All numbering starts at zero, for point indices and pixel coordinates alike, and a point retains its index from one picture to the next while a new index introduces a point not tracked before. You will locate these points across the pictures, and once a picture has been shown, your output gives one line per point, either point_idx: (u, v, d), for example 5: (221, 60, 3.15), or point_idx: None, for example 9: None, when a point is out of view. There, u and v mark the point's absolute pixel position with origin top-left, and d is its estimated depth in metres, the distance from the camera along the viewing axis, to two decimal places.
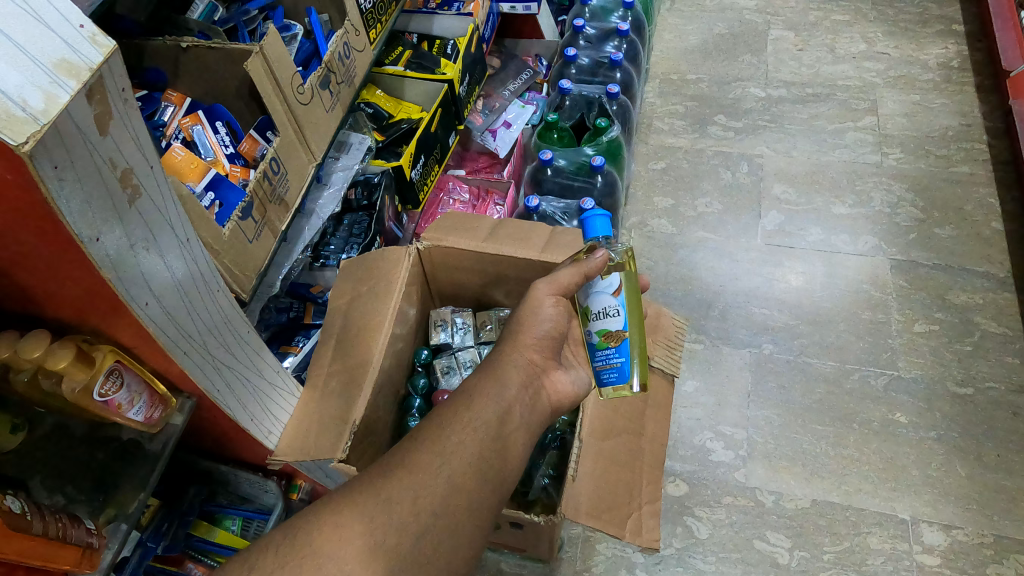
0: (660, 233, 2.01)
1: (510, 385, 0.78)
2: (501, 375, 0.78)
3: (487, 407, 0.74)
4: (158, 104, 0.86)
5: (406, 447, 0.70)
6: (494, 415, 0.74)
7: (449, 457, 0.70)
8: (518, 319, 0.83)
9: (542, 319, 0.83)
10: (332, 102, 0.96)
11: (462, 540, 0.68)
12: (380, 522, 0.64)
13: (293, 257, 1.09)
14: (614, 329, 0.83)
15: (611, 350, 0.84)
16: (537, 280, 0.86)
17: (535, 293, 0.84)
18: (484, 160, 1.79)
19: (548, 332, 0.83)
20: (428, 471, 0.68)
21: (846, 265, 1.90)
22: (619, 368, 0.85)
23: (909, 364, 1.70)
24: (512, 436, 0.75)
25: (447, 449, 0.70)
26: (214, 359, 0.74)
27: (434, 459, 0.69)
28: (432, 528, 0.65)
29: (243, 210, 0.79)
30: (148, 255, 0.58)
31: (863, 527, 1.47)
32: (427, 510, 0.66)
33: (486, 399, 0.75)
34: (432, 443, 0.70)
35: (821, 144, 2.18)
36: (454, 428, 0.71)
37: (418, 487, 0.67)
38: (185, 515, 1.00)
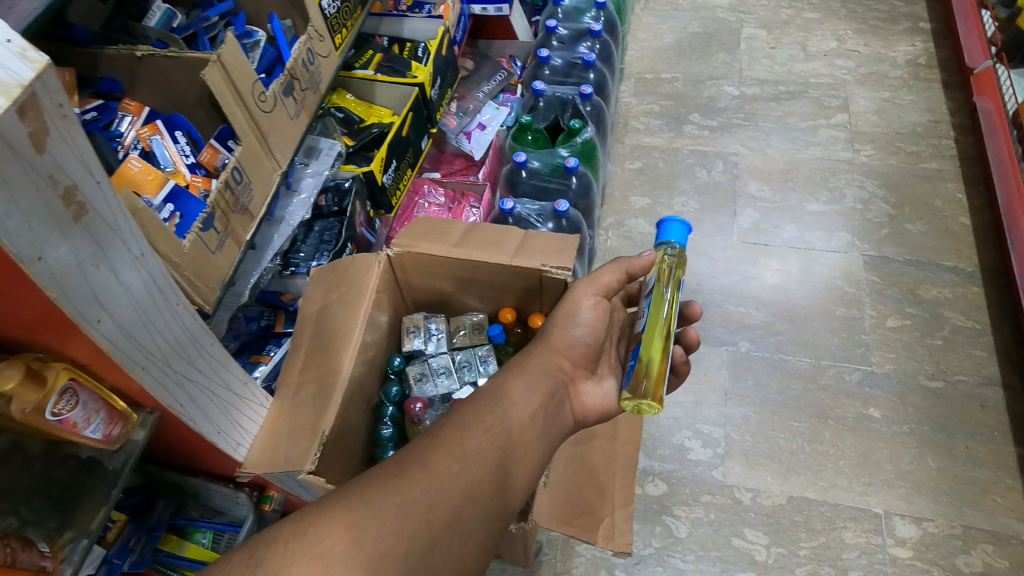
0: (637, 233, 2.02)
1: (538, 392, 0.81)
2: (532, 377, 0.82)
3: (511, 412, 0.76)
4: (115, 114, 0.86)
5: (423, 446, 0.69)
6: (517, 422, 0.76)
7: (468, 459, 0.69)
8: (554, 322, 0.88)
9: (578, 324, 0.88)
10: (296, 109, 0.95)
11: (473, 546, 0.65)
12: (388, 522, 0.61)
13: (262, 265, 1.07)
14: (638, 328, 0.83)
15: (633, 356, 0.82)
16: (579, 282, 0.92)
17: (576, 294, 0.90)
18: (459, 162, 1.78)
19: (580, 343, 0.88)
20: (442, 473, 0.66)
21: (820, 261, 1.92)
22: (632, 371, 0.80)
23: (882, 358, 1.72)
24: (531, 446, 0.76)
25: (468, 453, 0.70)
26: (177, 374, 0.73)
27: (453, 462, 0.68)
28: (445, 534, 0.63)
29: (204, 221, 0.78)
30: (100, 273, 0.57)
31: (839, 522, 1.49)
32: (442, 517, 0.63)
33: (512, 403, 0.77)
34: (449, 445, 0.70)
35: (794, 142, 2.20)
36: (477, 430, 0.72)
37: (433, 489, 0.64)
38: (154, 530, 0.97)
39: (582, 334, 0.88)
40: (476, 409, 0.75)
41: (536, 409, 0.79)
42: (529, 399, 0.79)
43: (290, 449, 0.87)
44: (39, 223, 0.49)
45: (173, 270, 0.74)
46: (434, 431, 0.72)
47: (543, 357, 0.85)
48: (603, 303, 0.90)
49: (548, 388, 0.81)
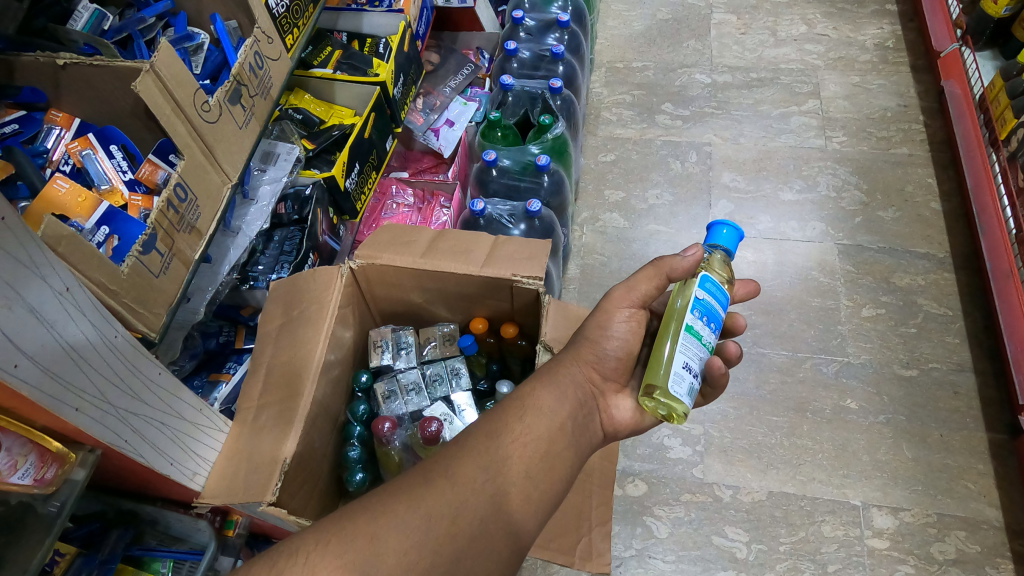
0: (612, 228, 1.99)
1: (567, 401, 0.77)
2: (561, 386, 0.78)
3: (540, 422, 0.73)
4: (41, 127, 0.82)
5: (451, 456, 0.69)
6: (546, 432, 0.73)
7: (493, 471, 0.68)
8: (588, 329, 0.82)
9: (611, 338, 0.81)
10: (245, 117, 0.89)
11: (496, 557, 0.66)
12: (411, 536, 0.62)
13: (218, 280, 1.01)
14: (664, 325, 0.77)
15: None
16: (617, 287, 0.83)
17: (613, 301, 0.82)
18: (428, 160, 1.73)
19: (614, 355, 0.81)
20: (467, 485, 0.66)
21: (795, 252, 1.91)
22: None
23: (858, 349, 1.72)
24: (561, 457, 0.73)
25: (493, 463, 0.69)
26: (119, 410, 0.67)
27: (478, 473, 0.68)
28: (467, 547, 0.64)
29: (144, 244, 0.72)
30: (5, 311, 0.51)
31: (817, 516, 1.49)
32: (465, 531, 0.64)
33: (538, 413, 0.74)
34: (476, 454, 0.69)
35: (766, 130, 2.18)
36: (505, 441, 0.70)
37: (457, 501, 0.65)
38: (106, 562, 0.89)
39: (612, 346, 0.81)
40: (503, 417, 0.73)
41: (564, 429, 0.74)
42: (558, 410, 0.75)
43: (249, 479, 0.81)
44: None
45: (110, 297, 0.68)
46: (462, 439, 0.71)
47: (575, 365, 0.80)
48: (638, 315, 0.82)
49: (577, 398, 0.78)
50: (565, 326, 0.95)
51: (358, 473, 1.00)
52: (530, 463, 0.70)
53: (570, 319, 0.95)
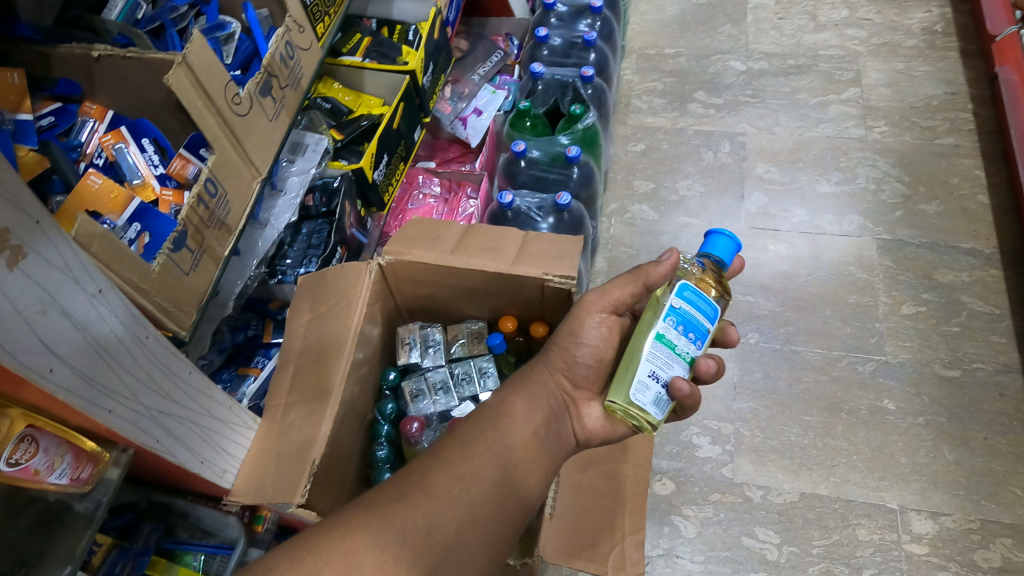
0: (641, 220, 1.94)
1: (539, 410, 0.76)
2: (533, 395, 0.77)
3: (512, 431, 0.73)
4: (75, 119, 0.81)
5: (424, 467, 0.68)
6: (519, 441, 0.72)
7: (467, 481, 0.67)
8: (561, 336, 0.80)
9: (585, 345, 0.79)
10: (275, 110, 0.88)
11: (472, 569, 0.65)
12: (387, 549, 0.60)
13: (247, 273, 1.00)
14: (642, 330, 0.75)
15: None
16: (589, 291, 0.81)
17: (586, 306, 0.80)
18: (455, 149, 1.71)
19: (591, 362, 0.79)
20: (445, 497, 0.65)
21: (831, 246, 1.85)
22: None
23: (897, 348, 1.66)
24: (533, 465, 0.73)
25: (469, 473, 0.68)
26: (152, 411, 0.67)
27: (454, 485, 0.66)
28: (445, 559, 0.62)
29: (175, 241, 0.71)
30: (43, 318, 0.51)
31: (852, 519, 1.45)
32: (441, 543, 0.63)
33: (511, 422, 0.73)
34: (451, 465, 0.68)
35: (803, 120, 2.11)
36: (477, 450, 0.70)
37: (434, 513, 0.64)
38: (140, 555, 0.91)
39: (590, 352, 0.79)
40: (475, 428, 0.72)
41: (536, 439, 0.74)
42: (529, 419, 0.75)
43: (280, 479, 0.81)
44: None
45: (143, 296, 0.67)
46: (436, 450, 0.70)
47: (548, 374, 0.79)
48: (610, 320, 0.79)
49: (550, 408, 0.77)
50: None
51: (386, 473, 0.99)
52: (505, 472, 0.70)
53: None
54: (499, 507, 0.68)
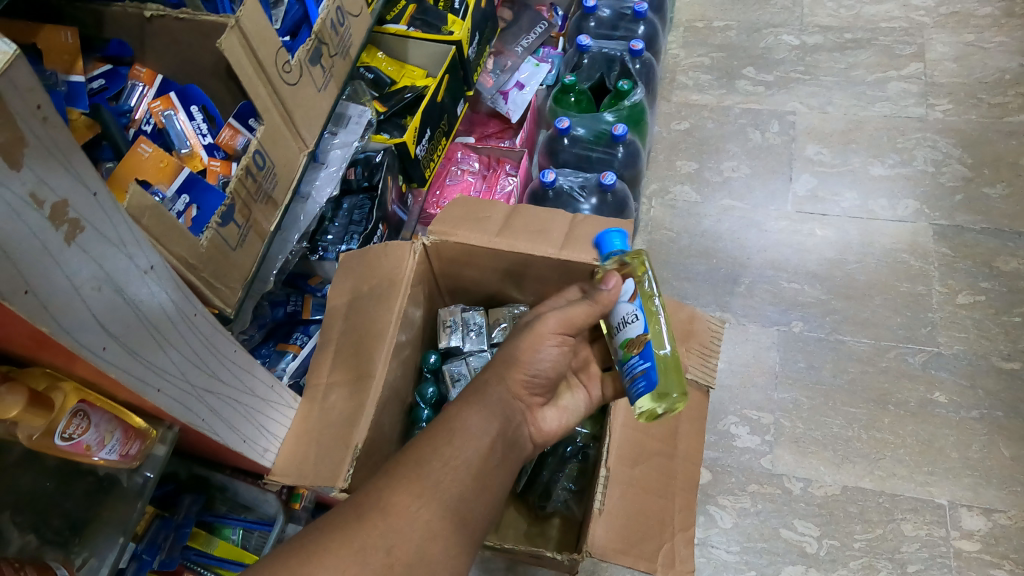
0: (682, 202, 1.88)
1: (497, 418, 0.71)
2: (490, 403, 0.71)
3: (469, 444, 0.67)
4: (126, 83, 0.79)
5: (383, 483, 0.63)
6: (478, 452, 0.67)
7: (425, 498, 0.63)
8: (516, 347, 0.74)
9: (542, 354, 0.74)
10: (324, 79, 0.85)
11: None
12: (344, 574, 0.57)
13: (289, 247, 0.97)
14: (636, 336, 0.71)
15: (634, 358, 0.71)
16: (546, 311, 0.75)
17: (541, 327, 0.74)
18: (494, 125, 1.67)
19: (546, 368, 0.74)
20: (403, 515, 0.61)
21: (883, 232, 1.77)
22: (645, 375, 0.70)
23: (951, 339, 1.59)
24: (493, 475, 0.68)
25: (424, 490, 0.63)
26: (197, 389, 0.66)
27: (412, 502, 0.62)
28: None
29: (223, 215, 0.69)
30: (98, 294, 0.49)
31: (897, 514, 1.41)
32: (403, 561, 0.59)
33: (467, 434, 0.68)
34: (406, 482, 0.63)
35: (859, 98, 2.01)
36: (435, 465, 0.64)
37: (392, 533, 0.60)
38: (181, 527, 0.91)
39: (542, 361, 0.73)
40: (429, 441, 0.66)
41: (493, 450, 0.68)
42: (487, 430, 0.69)
43: (323, 461, 0.80)
44: (20, 249, 0.42)
45: (189, 271, 0.65)
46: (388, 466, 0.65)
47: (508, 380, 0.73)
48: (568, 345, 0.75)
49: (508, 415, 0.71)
50: None
51: None
52: (465, 487, 0.65)
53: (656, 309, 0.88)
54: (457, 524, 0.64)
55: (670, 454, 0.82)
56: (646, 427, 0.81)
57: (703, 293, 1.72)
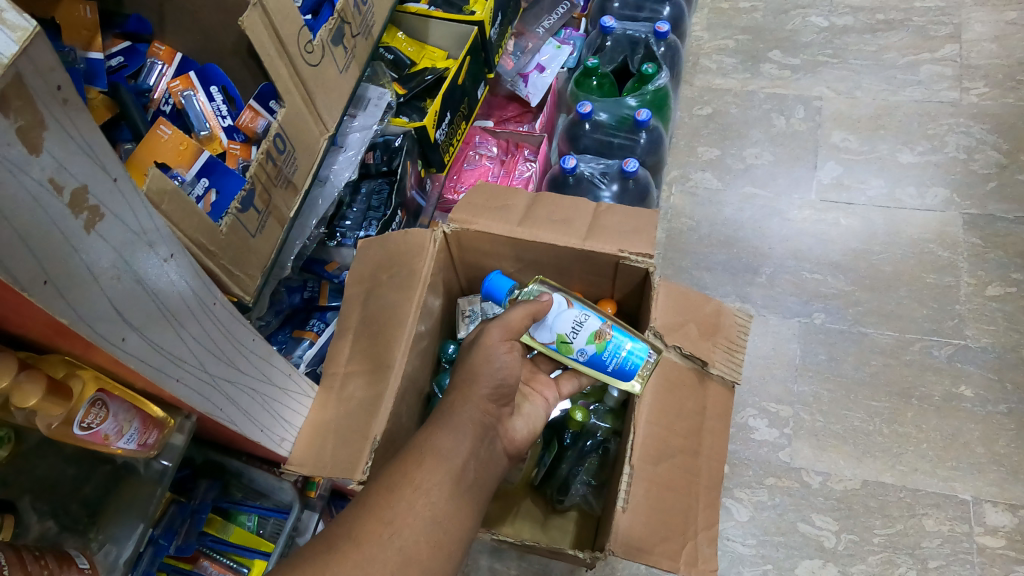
0: (703, 189, 1.84)
1: (467, 437, 0.69)
2: (456, 423, 0.70)
3: (439, 467, 0.66)
4: (144, 60, 0.78)
5: (351, 516, 0.62)
6: (449, 474, 0.66)
7: (397, 523, 0.62)
8: (470, 364, 0.73)
9: (497, 367, 0.73)
10: (346, 60, 0.82)
11: None
12: None
13: (306, 233, 0.96)
14: (598, 327, 0.77)
15: (609, 346, 0.77)
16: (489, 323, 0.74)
17: (488, 338, 0.74)
18: (513, 108, 1.63)
19: (503, 379, 0.74)
20: (376, 543, 0.60)
21: (911, 221, 1.73)
22: (629, 351, 0.78)
23: (978, 332, 1.56)
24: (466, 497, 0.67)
25: (396, 516, 0.62)
26: (215, 378, 0.65)
27: (383, 529, 0.61)
28: None
29: (243, 200, 0.67)
30: (118, 283, 0.47)
31: (919, 509, 1.38)
32: None
33: (436, 457, 0.67)
34: (376, 510, 0.62)
35: (889, 83, 1.95)
36: (405, 490, 0.64)
37: (366, 560, 0.59)
38: (197, 513, 0.91)
39: (499, 374, 0.73)
40: (397, 467, 0.66)
41: (465, 470, 0.67)
42: (456, 451, 0.68)
43: (342, 451, 0.79)
44: (39, 239, 0.40)
45: (209, 259, 0.64)
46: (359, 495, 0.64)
47: (472, 400, 0.71)
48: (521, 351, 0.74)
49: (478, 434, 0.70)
50: (674, 309, 0.85)
51: None
52: (438, 510, 0.64)
53: (684, 303, 0.85)
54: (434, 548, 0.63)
55: (695, 451, 0.80)
56: (671, 423, 0.79)
57: (723, 283, 1.68)
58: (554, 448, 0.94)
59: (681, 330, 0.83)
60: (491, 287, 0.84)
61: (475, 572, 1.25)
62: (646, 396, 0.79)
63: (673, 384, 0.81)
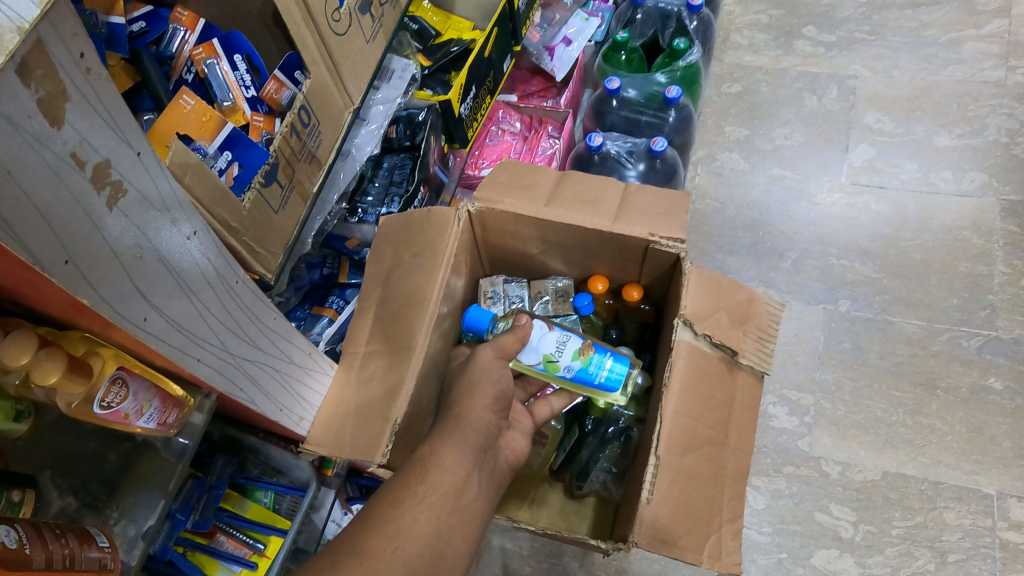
0: (729, 169, 1.79)
1: (471, 449, 0.70)
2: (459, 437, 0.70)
3: (442, 480, 0.66)
4: (167, 26, 0.74)
5: (354, 531, 0.62)
6: (452, 489, 0.66)
7: (401, 537, 0.62)
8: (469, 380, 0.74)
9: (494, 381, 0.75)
10: (372, 30, 0.80)
11: None
12: None
13: (326, 209, 0.93)
14: (580, 343, 0.82)
15: (592, 359, 0.81)
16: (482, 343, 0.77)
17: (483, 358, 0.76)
18: (537, 82, 1.58)
19: (501, 393, 0.75)
20: (379, 557, 0.60)
21: (945, 207, 1.67)
22: (612, 365, 0.82)
23: (1011, 323, 1.51)
24: (470, 512, 0.67)
25: (400, 530, 0.62)
26: (235, 358, 0.64)
27: (387, 544, 0.61)
28: None
29: (266, 175, 0.65)
30: (140, 262, 0.46)
31: (940, 501, 1.36)
32: None
33: (439, 471, 0.67)
34: (380, 524, 0.62)
35: (929, 61, 1.88)
36: (408, 506, 0.64)
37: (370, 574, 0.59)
38: (214, 488, 0.93)
39: (497, 388, 0.74)
40: (401, 481, 0.66)
41: (468, 485, 0.67)
42: (459, 464, 0.68)
43: (361, 433, 0.78)
44: (59, 216, 0.38)
45: (231, 236, 0.62)
46: (364, 510, 0.64)
47: (474, 412, 0.72)
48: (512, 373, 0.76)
49: (480, 447, 0.70)
50: (705, 296, 0.82)
51: None
52: (441, 524, 0.64)
53: (714, 291, 0.82)
54: (438, 562, 0.62)
55: (721, 443, 0.78)
56: (698, 414, 0.77)
57: (747, 267, 1.64)
58: (574, 435, 0.93)
59: (711, 319, 0.81)
60: (472, 321, 0.88)
61: (488, 552, 1.26)
62: (675, 386, 0.76)
63: (702, 374, 0.78)
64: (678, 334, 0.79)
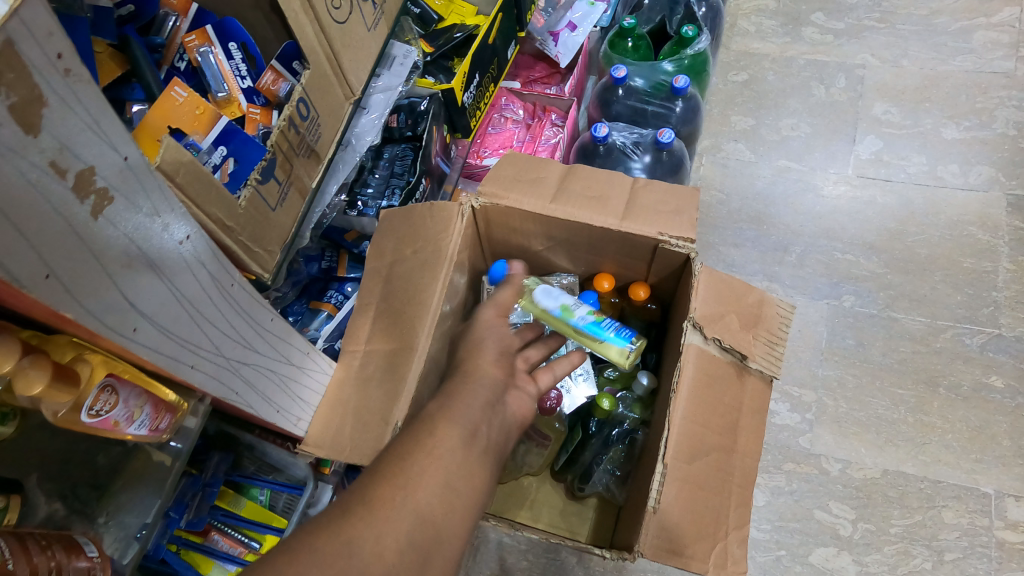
0: (735, 160, 1.75)
1: (478, 402, 0.65)
2: (464, 394, 0.65)
3: (451, 430, 0.61)
4: (158, 10, 0.69)
5: (359, 484, 0.57)
6: (461, 438, 0.61)
7: (410, 485, 0.57)
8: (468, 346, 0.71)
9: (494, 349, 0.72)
10: (373, 18, 0.78)
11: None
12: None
13: (325, 201, 0.89)
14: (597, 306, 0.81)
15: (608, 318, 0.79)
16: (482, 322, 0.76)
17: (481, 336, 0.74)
18: (541, 69, 1.54)
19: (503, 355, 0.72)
20: (388, 505, 0.55)
21: (950, 201, 1.65)
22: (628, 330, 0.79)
23: (1014, 320, 1.50)
24: (482, 464, 0.62)
25: (408, 479, 0.57)
26: (230, 361, 0.62)
27: (396, 491, 0.56)
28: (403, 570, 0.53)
29: (263, 171, 0.63)
30: (130, 271, 0.43)
31: (939, 500, 1.34)
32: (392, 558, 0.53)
33: (447, 422, 0.62)
34: (387, 477, 0.57)
35: (939, 51, 1.85)
36: (416, 456, 0.58)
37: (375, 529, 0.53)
38: (209, 486, 0.91)
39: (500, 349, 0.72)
40: (407, 436, 0.61)
41: (478, 437, 0.62)
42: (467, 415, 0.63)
43: (359, 435, 0.77)
44: (41, 229, 0.36)
45: (227, 235, 0.60)
46: (370, 466, 0.59)
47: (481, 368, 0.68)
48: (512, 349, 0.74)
49: (489, 402, 0.66)
50: (716, 298, 0.80)
51: None
52: (453, 473, 0.59)
53: (725, 293, 0.80)
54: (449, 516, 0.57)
55: (729, 448, 0.76)
56: (706, 419, 0.75)
57: (751, 260, 1.61)
58: (576, 440, 0.91)
59: (721, 321, 0.79)
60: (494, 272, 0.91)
61: (485, 548, 1.24)
62: (683, 392, 0.75)
63: (711, 378, 0.76)
64: (687, 338, 0.77)
